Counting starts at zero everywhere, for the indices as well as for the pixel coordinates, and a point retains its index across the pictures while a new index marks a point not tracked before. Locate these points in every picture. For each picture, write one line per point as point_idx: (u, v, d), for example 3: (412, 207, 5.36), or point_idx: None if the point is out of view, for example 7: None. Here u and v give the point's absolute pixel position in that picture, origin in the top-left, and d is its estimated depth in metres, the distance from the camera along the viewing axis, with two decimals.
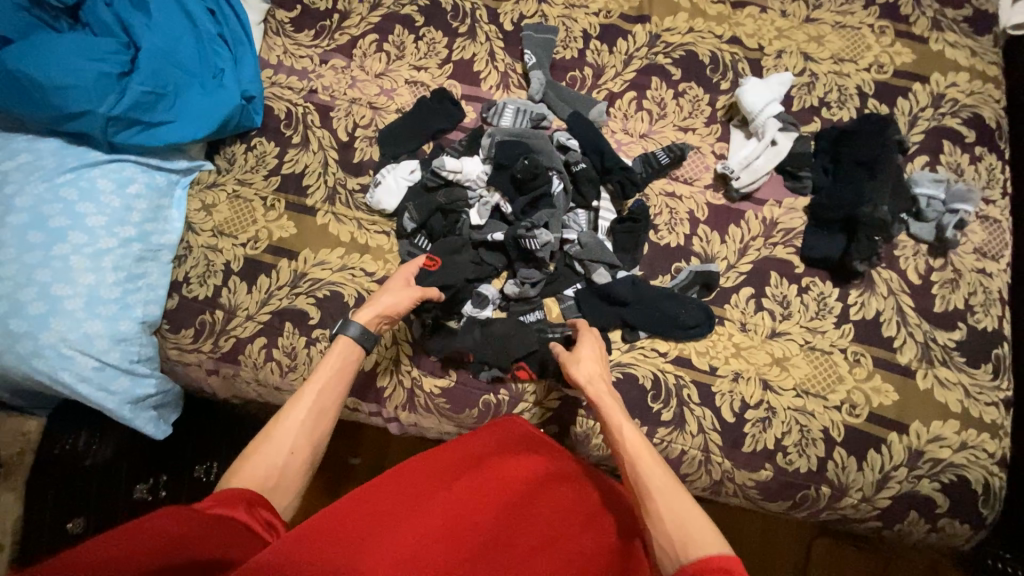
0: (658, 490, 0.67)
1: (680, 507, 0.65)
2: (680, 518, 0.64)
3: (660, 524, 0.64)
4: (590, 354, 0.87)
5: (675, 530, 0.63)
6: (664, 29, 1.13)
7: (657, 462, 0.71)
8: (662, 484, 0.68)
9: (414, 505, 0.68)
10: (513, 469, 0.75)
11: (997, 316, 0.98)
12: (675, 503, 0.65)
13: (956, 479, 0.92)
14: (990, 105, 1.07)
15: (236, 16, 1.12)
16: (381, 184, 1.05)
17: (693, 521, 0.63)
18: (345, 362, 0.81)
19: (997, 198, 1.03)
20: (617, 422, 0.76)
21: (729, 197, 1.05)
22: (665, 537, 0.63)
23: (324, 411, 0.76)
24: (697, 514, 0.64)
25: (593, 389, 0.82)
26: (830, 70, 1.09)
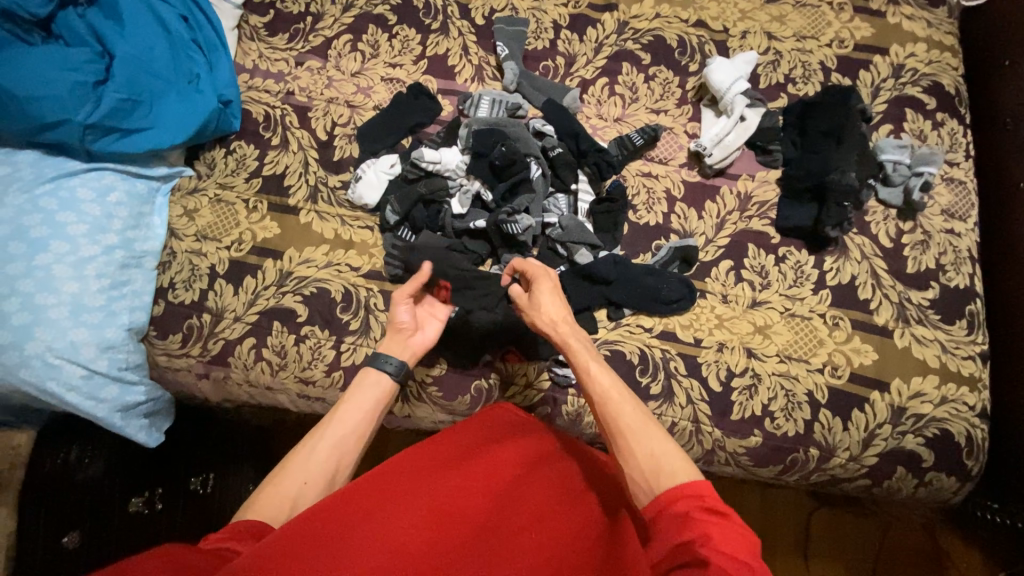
0: (630, 429, 0.73)
1: (649, 441, 0.71)
2: (650, 449, 0.70)
3: (634, 460, 0.70)
4: (554, 305, 0.88)
5: (646, 463, 0.68)
6: (631, 16, 1.16)
7: (628, 401, 0.76)
8: (631, 420, 0.74)
9: (402, 499, 0.68)
10: (502, 458, 0.76)
11: (968, 274, 1.01)
12: (646, 439, 0.71)
13: (939, 432, 0.95)
14: (948, 73, 1.12)
15: (210, 23, 1.13)
16: (361, 179, 1.06)
17: (663, 452, 0.69)
18: (373, 398, 0.83)
19: (961, 160, 1.07)
20: (586, 363, 0.81)
21: (704, 174, 1.07)
22: (638, 469, 0.69)
23: (344, 438, 0.77)
24: (667, 446, 0.70)
25: (561, 334, 0.86)
26: (793, 47, 1.13)
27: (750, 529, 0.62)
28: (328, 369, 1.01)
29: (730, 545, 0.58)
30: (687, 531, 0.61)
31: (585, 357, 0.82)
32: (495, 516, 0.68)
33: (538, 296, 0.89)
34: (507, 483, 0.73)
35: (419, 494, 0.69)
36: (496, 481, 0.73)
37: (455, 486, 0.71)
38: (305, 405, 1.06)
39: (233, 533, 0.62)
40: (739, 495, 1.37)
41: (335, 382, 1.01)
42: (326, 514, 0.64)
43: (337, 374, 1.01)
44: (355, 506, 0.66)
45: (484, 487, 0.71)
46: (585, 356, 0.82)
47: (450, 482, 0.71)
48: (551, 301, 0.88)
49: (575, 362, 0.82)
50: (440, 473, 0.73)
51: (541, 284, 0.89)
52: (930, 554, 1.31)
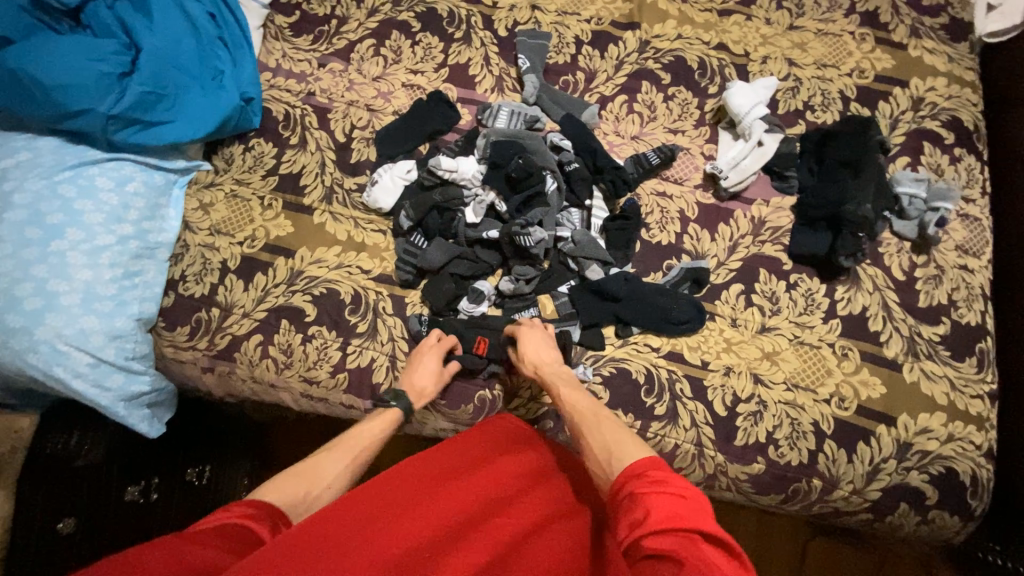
0: (588, 429, 0.78)
1: (606, 434, 0.75)
2: (603, 440, 0.74)
3: (594, 457, 0.73)
4: (536, 347, 0.93)
5: (599, 452, 0.72)
6: (653, 36, 1.17)
7: (589, 410, 0.82)
8: (590, 423, 0.79)
9: (400, 509, 0.68)
10: (501, 471, 0.77)
11: (980, 311, 1.01)
12: (602, 434, 0.75)
13: (945, 470, 0.94)
14: (968, 108, 1.12)
15: (237, 21, 1.14)
16: (377, 183, 1.07)
17: (619, 441, 0.73)
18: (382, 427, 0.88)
19: (977, 197, 1.07)
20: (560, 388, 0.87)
21: (718, 196, 1.07)
22: (597, 463, 0.72)
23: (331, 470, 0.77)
24: (623, 437, 0.73)
25: (539, 363, 0.92)
26: (814, 75, 1.13)
27: (696, 496, 0.60)
28: (333, 371, 1.01)
29: (672, 514, 0.56)
30: (632, 509, 0.59)
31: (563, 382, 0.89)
32: (492, 524, 0.67)
33: (527, 343, 0.94)
34: (507, 495, 0.73)
35: (416, 504, 0.69)
36: (495, 493, 0.73)
37: (454, 496, 0.71)
38: (308, 405, 1.06)
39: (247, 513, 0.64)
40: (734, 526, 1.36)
41: (340, 383, 1.01)
42: (326, 523, 0.63)
43: (341, 376, 1.01)
44: (359, 514, 0.66)
45: (483, 497, 0.72)
46: (561, 377, 0.89)
47: (448, 492, 0.71)
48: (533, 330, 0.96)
49: (551, 387, 0.88)
50: (439, 483, 0.73)
51: (528, 328, 0.96)
52: None
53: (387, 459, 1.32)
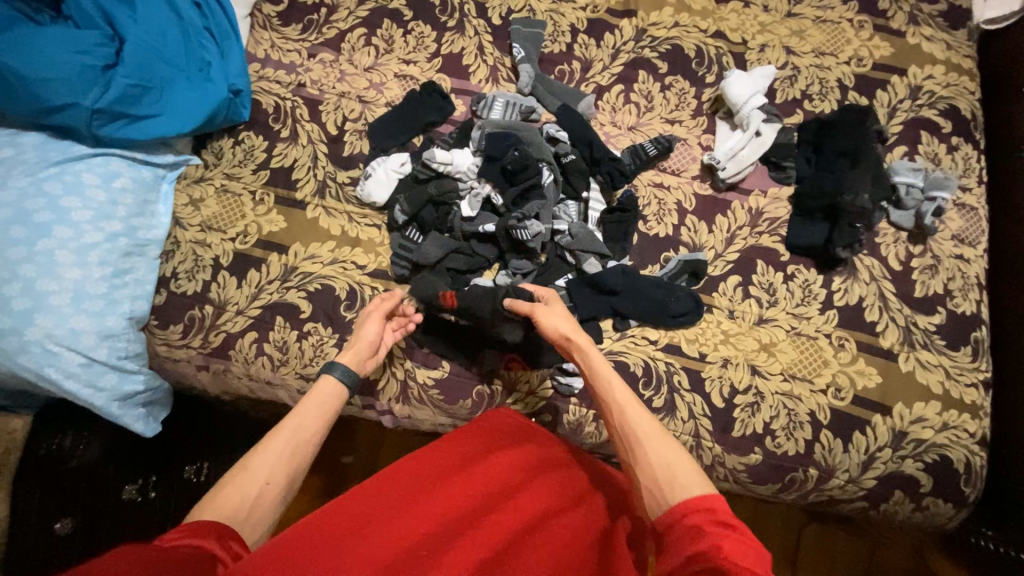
0: (645, 434, 0.70)
1: (665, 449, 0.68)
2: (665, 459, 0.67)
3: (648, 470, 0.67)
4: (565, 321, 0.86)
5: (660, 473, 0.66)
6: (650, 23, 1.15)
7: (639, 411, 0.73)
8: (647, 429, 0.71)
9: (398, 505, 0.68)
10: (499, 465, 0.76)
11: (975, 300, 1.01)
12: (661, 448, 0.68)
13: (939, 458, 0.95)
14: (966, 96, 1.11)
15: (223, 10, 1.11)
16: (371, 176, 1.05)
17: (679, 462, 0.67)
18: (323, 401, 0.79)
19: (973, 186, 1.07)
20: (606, 372, 0.79)
21: (716, 187, 1.07)
22: (650, 478, 0.66)
23: (299, 448, 0.72)
24: (683, 459, 0.67)
25: (579, 341, 0.84)
26: (812, 63, 1.12)
27: (763, 549, 0.57)
28: None
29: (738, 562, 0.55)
30: (698, 545, 0.57)
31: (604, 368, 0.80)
32: (488, 520, 0.68)
33: (546, 317, 0.87)
34: (505, 489, 0.73)
35: (413, 500, 0.69)
36: (493, 487, 0.73)
37: (452, 495, 0.71)
38: None
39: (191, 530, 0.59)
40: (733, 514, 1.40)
41: None
42: (319, 528, 0.63)
43: None
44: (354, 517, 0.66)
45: (481, 495, 0.72)
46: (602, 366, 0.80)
47: (445, 490, 0.71)
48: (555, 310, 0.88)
49: (590, 366, 0.80)
50: (436, 480, 0.73)
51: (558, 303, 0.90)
52: None
53: (387, 453, 1.32)
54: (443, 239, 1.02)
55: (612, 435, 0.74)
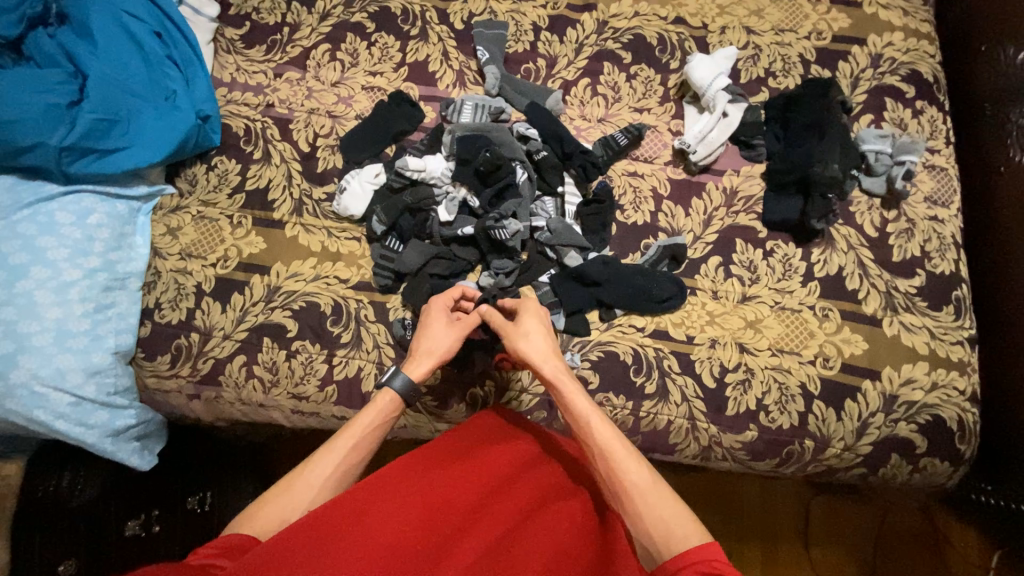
0: (633, 485, 0.70)
1: (657, 501, 0.68)
2: (658, 514, 0.67)
3: (642, 523, 0.67)
4: (539, 346, 0.87)
5: (656, 529, 0.66)
6: (610, 15, 1.16)
7: (628, 457, 0.73)
8: (637, 478, 0.71)
9: (401, 496, 0.70)
10: (494, 463, 0.79)
11: (953, 260, 1.02)
12: (654, 499, 0.68)
13: (932, 419, 0.96)
14: (926, 60, 1.13)
15: (184, 37, 1.11)
16: (346, 190, 1.05)
17: (675, 515, 0.67)
18: (381, 418, 0.80)
19: (941, 147, 1.08)
20: (585, 412, 0.78)
21: (689, 171, 1.07)
22: (643, 532, 0.67)
23: (352, 465, 0.75)
24: (677, 507, 0.68)
25: (551, 371, 0.84)
26: (772, 41, 1.13)
27: None
28: (321, 384, 1.00)
29: None
30: None
31: (587, 407, 0.79)
32: (488, 513, 0.71)
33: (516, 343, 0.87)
34: (500, 484, 0.76)
35: (414, 493, 0.71)
36: (490, 482, 0.76)
37: (453, 487, 0.73)
38: (300, 421, 1.05)
39: (225, 549, 0.62)
40: (737, 486, 1.46)
41: (329, 396, 1.00)
42: (336, 509, 0.65)
43: (330, 389, 1.00)
44: (367, 500, 0.68)
45: (480, 486, 0.75)
46: (583, 403, 0.80)
47: (446, 481, 0.74)
48: (533, 341, 0.87)
49: (565, 402, 0.81)
50: (435, 475, 0.75)
51: (532, 320, 0.90)
52: (928, 537, 1.40)
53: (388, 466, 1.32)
54: (424, 245, 1.03)
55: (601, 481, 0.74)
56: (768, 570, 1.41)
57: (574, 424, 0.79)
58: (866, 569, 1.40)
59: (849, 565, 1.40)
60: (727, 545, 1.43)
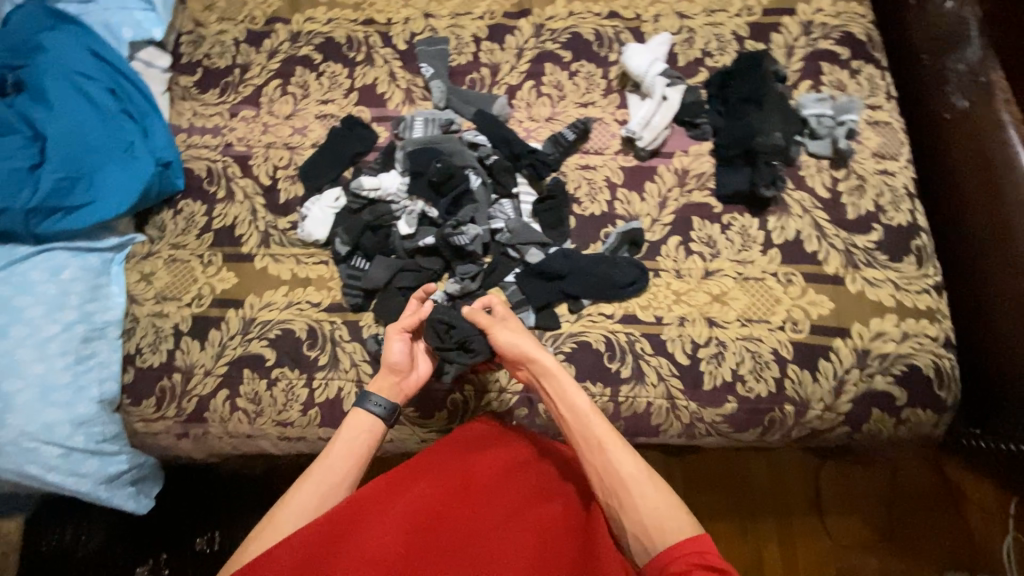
0: (631, 478, 0.73)
1: (652, 492, 0.72)
2: (654, 509, 0.71)
3: (637, 515, 0.71)
4: (523, 341, 0.89)
5: (653, 519, 0.70)
6: (546, 18, 1.20)
7: (624, 451, 0.76)
8: (633, 472, 0.74)
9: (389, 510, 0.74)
10: (483, 469, 0.83)
11: (908, 210, 1.04)
12: (649, 491, 0.72)
13: (907, 368, 0.96)
14: (858, 21, 1.15)
15: (138, 89, 1.14)
16: (308, 217, 1.08)
17: (669, 506, 0.71)
18: (361, 439, 0.83)
19: (883, 103, 1.10)
20: (580, 407, 0.82)
21: (639, 157, 1.10)
22: (640, 522, 0.71)
23: (334, 486, 0.78)
24: (669, 497, 0.72)
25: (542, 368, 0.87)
26: (705, 22, 1.16)
27: None
28: (304, 409, 1.02)
29: None
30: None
31: (585, 402, 0.82)
32: (474, 521, 0.75)
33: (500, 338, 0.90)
34: (487, 489, 0.80)
35: (401, 507, 0.75)
36: (477, 490, 0.79)
37: (440, 497, 0.77)
38: (289, 448, 1.06)
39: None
40: (745, 465, 1.45)
41: (313, 419, 1.02)
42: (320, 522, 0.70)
43: (313, 412, 1.01)
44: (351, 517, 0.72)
45: (466, 495, 0.78)
46: (578, 399, 0.83)
47: (433, 493, 0.78)
48: (517, 334, 0.90)
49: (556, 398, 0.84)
50: (423, 488, 0.78)
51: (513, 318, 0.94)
52: (942, 489, 1.40)
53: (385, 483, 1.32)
54: (390, 260, 1.05)
55: (597, 478, 0.76)
56: (784, 544, 1.40)
57: (572, 418, 0.81)
58: (881, 533, 1.39)
59: (864, 531, 1.39)
60: (740, 522, 1.42)
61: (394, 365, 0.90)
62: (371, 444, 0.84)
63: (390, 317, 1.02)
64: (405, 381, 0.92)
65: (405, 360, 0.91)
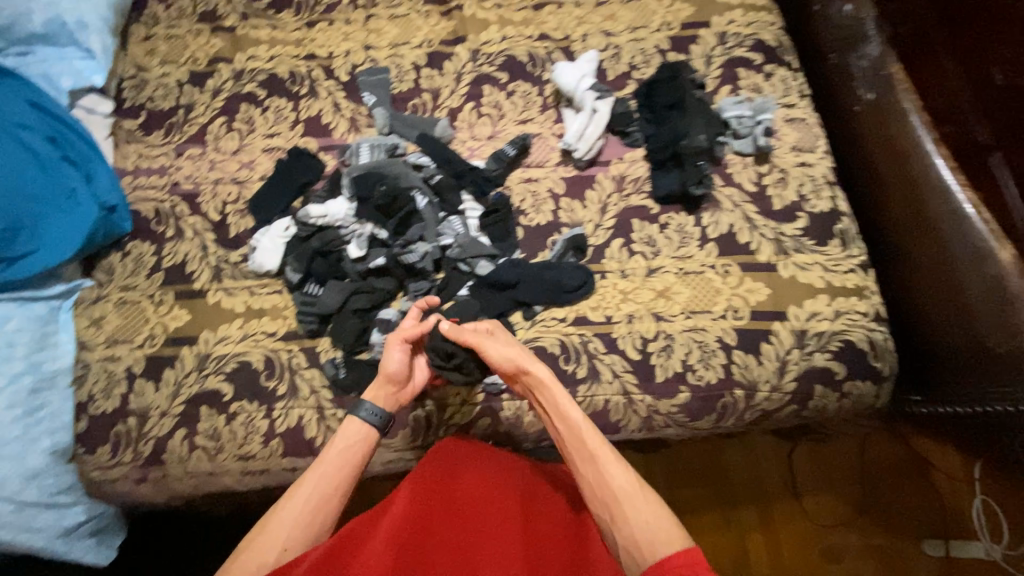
0: (623, 492, 0.78)
1: (642, 505, 0.76)
2: (644, 518, 0.75)
3: (628, 528, 0.75)
4: (517, 355, 0.93)
5: (643, 531, 0.74)
6: (481, 43, 1.26)
7: (617, 465, 0.81)
8: (624, 485, 0.78)
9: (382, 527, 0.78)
10: (473, 483, 0.87)
11: (829, 197, 1.11)
12: (639, 504, 0.76)
13: (843, 344, 1.02)
14: (767, 29, 1.25)
15: (81, 137, 1.15)
16: (258, 248, 1.09)
17: (658, 518, 0.75)
18: (350, 448, 0.87)
19: (796, 101, 1.19)
20: (576, 421, 0.86)
21: (578, 167, 1.15)
22: (631, 534, 0.74)
23: (325, 497, 0.82)
24: (659, 510, 0.76)
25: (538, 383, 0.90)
26: (629, 39, 1.24)
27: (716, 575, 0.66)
28: (265, 441, 1.01)
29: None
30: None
31: (578, 416, 0.86)
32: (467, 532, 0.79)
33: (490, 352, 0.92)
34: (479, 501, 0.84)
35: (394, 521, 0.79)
36: (468, 503, 0.84)
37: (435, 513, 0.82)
38: (253, 483, 1.04)
39: None
40: (721, 454, 1.49)
41: (275, 450, 1.00)
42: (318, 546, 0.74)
43: (275, 443, 1.00)
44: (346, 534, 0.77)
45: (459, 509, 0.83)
46: (573, 413, 0.87)
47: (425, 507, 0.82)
48: (512, 348, 0.94)
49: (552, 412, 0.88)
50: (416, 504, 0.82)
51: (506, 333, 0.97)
52: (911, 458, 1.46)
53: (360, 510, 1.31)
54: (342, 283, 1.06)
55: (591, 492, 0.80)
56: (767, 531, 1.42)
57: (565, 431, 0.86)
58: (860, 508, 1.43)
59: (844, 507, 1.43)
60: (722, 512, 1.44)
61: (392, 376, 0.92)
62: (366, 446, 0.89)
63: (347, 339, 1.03)
64: (398, 393, 0.94)
65: (401, 371, 0.93)
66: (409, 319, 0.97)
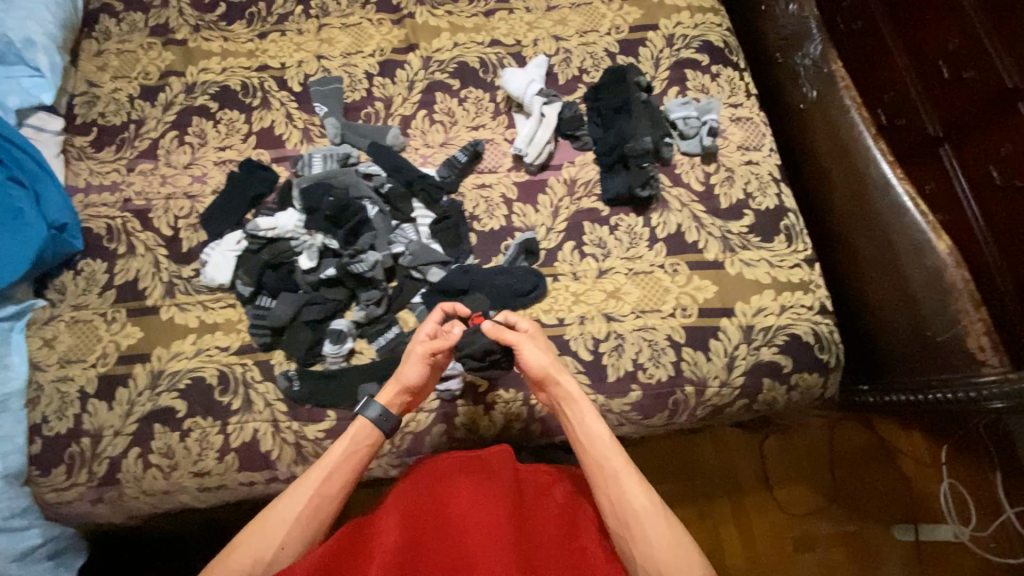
0: (643, 512, 0.80)
1: (660, 524, 0.79)
2: (663, 539, 0.78)
3: (647, 546, 0.78)
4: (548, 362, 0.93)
5: (662, 552, 0.77)
6: (433, 51, 1.27)
7: (638, 484, 0.83)
8: (644, 504, 0.81)
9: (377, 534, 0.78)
10: (469, 486, 0.85)
11: (775, 194, 1.14)
12: (657, 524, 0.79)
13: (789, 337, 1.04)
14: (715, 30, 1.28)
15: (29, 153, 1.13)
16: (209, 262, 1.09)
17: (676, 538, 0.78)
18: (353, 448, 0.89)
19: (743, 101, 1.22)
20: (602, 436, 0.88)
21: (530, 171, 1.16)
22: (648, 551, 0.78)
23: (325, 496, 0.85)
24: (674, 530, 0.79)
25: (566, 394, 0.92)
26: (579, 43, 1.26)
27: None
28: (220, 455, 1.01)
29: None
30: None
31: (603, 430, 0.89)
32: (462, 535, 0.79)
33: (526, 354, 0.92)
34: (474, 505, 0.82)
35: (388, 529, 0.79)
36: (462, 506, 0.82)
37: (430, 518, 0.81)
38: (211, 498, 1.04)
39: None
40: (693, 452, 1.50)
41: (230, 464, 1.01)
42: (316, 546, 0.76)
43: (230, 458, 1.00)
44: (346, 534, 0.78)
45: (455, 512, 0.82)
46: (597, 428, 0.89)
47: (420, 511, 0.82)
48: (544, 354, 0.94)
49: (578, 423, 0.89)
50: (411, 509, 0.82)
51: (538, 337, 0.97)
52: (877, 445, 1.49)
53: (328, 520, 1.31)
54: (294, 295, 1.07)
55: (610, 507, 0.82)
56: (739, 524, 1.45)
57: (589, 443, 0.87)
58: (830, 497, 1.45)
59: (815, 497, 1.46)
60: (695, 507, 1.46)
61: (409, 386, 0.93)
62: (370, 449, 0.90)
63: (299, 351, 1.03)
64: (410, 399, 0.95)
65: (420, 381, 0.93)
66: (422, 329, 0.95)
